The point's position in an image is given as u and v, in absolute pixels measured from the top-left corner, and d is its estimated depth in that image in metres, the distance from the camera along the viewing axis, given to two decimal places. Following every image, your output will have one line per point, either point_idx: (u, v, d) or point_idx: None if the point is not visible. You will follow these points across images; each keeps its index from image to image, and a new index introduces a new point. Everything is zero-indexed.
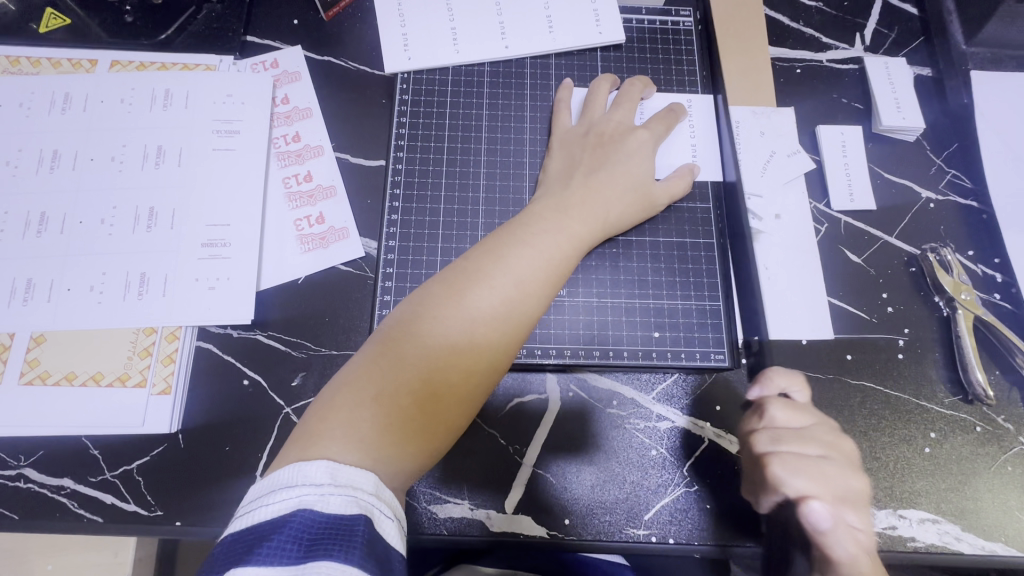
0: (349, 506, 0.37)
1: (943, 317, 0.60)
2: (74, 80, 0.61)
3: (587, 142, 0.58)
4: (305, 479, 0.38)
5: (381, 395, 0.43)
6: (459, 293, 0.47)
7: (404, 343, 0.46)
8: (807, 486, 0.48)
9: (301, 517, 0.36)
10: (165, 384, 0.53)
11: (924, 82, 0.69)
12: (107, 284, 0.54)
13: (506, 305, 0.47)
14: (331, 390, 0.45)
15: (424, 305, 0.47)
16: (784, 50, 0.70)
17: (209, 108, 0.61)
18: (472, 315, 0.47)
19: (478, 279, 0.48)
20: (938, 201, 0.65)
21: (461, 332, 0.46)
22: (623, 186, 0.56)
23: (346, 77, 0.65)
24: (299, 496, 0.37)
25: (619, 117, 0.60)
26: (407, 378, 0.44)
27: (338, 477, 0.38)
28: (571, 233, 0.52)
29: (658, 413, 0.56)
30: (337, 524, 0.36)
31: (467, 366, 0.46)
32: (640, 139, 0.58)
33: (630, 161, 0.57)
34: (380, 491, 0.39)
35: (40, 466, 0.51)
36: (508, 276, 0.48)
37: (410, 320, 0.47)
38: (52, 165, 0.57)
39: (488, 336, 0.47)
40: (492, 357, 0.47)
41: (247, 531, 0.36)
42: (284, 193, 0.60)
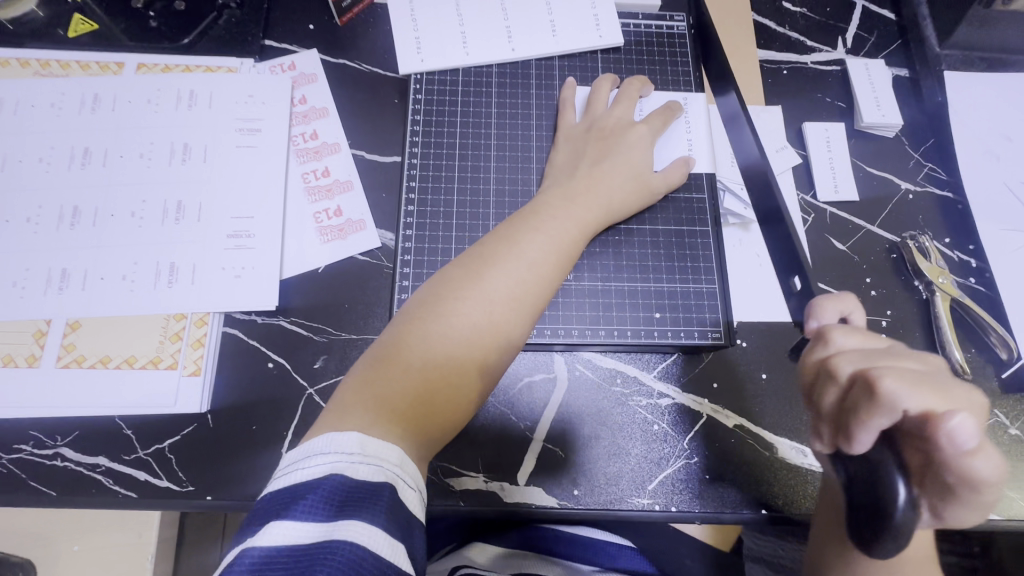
0: (376, 474, 0.40)
1: (923, 299, 0.65)
2: (102, 82, 0.64)
3: (590, 137, 0.63)
4: (337, 446, 0.40)
5: (409, 369, 0.47)
6: (478, 275, 0.51)
7: (427, 322, 0.49)
8: (922, 400, 0.37)
9: (333, 480, 0.39)
10: (195, 367, 0.55)
11: (901, 83, 0.74)
12: (138, 273, 0.57)
13: (522, 287, 0.52)
14: (359, 367, 0.48)
15: (445, 287, 0.51)
16: (772, 53, 0.75)
17: (232, 107, 0.64)
18: (491, 296, 0.50)
19: (495, 263, 0.52)
20: (916, 192, 0.69)
21: (482, 311, 0.50)
22: (624, 177, 0.60)
23: (361, 78, 0.68)
24: (330, 462, 0.40)
25: (620, 113, 0.64)
26: (432, 353, 0.48)
27: (367, 447, 0.41)
28: (578, 221, 0.57)
29: (660, 390, 0.59)
30: (366, 489, 0.39)
31: (488, 342, 0.50)
32: (640, 133, 0.63)
33: (631, 153, 0.61)
34: (404, 463, 0.42)
35: (76, 445, 0.54)
36: (522, 260, 0.52)
37: (433, 300, 0.50)
38: (83, 162, 0.60)
39: (505, 314, 0.51)
40: (509, 334, 0.51)
41: (282, 493, 0.39)
42: (304, 187, 0.63)
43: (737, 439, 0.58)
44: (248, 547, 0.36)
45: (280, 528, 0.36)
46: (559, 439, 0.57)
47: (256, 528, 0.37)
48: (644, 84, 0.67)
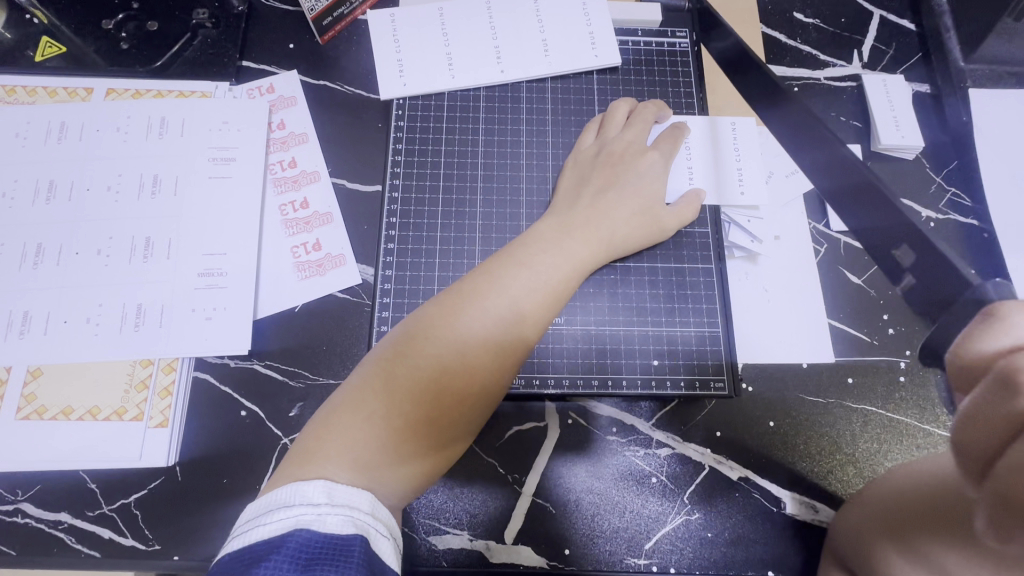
0: (346, 526, 0.36)
1: None
2: (70, 109, 0.61)
3: (599, 163, 0.58)
4: (302, 499, 0.37)
5: (376, 415, 0.43)
6: (457, 313, 0.47)
7: (398, 364, 0.45)
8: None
9: (299, 535, 0.35)
10: (162, 418, 0.52)
11: (922, 99, 0.69)
12: (103, 316, 0.54)
13: (503, 327, 0.47)
14: (325, 411, 0.44)
15: (422, 324, 0.47)
16: (781, 69, 0.70)
17: (205, 135, 0.61)
18: (467, 338, 0.46)
19: (476, 299, 0.48)
20: (937, 220, 0.65)
21: (457, 352, 0.46)
22: (633, 208, 0.56)
23: (342, 102, 0.64)
24: (295, 516, 0.36)
25: (634, 137, 0.60)
26: (401, 398, 0.43)
27: (335, 497, 0.37)
28: (572, 256, 0.52)
29: (658, 440, 0.55)
30: (334, 545, 0.35)
31: (464, 389, 0.45)
32: (652, 160, 0.59)
33: (642, 182, 0.57)
34: (376, 510, 0.38)
35: (37, 500, 0.51)
36: (505, 298, 0.48)
37: (407, 340, 0.46)
38: (48, 196, 0.57)
39: (482, 356, 0.46)
40: (487, 379, 0.46)
41: (241, 553, 0.35)
42: (280, 220, 0.60)
43: (742, 494, 0.54)
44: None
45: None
46: (549, 493, 0.54)
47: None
48: (665, 111, 0.63)
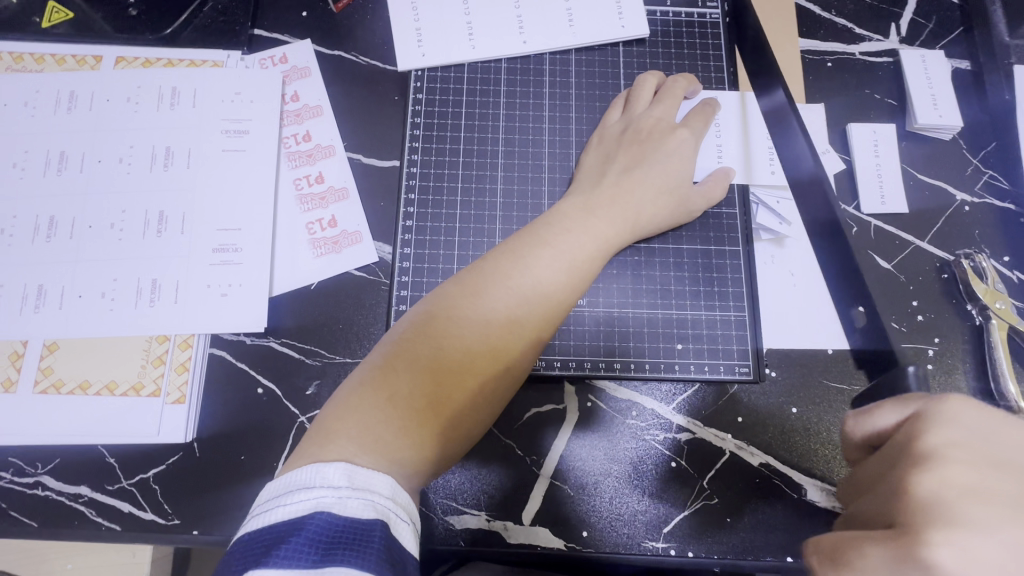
0: (367, 510, 0.35)
1: (975, 325, 0.58)
2: (79, 78, 0.59)
3: (625, 140, 0.56)
4: (322, 480, 0.36)
5: (398, 395, 0.42)
6: (479, 293, 0.46)
7: (420, 345, 0.44)
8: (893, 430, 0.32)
9: (318, 519, 0.34)
10: (179, 394, 0.52)
11: (962, 77, 0.66)
12: (118, 291, 0.53)
13: (525, 309, 0.46)
14: (345, 391, 0.43)
15: (442, 304, 0.46)
16: (815, 42, 0.67)
17: (218, 107, 0.59)
18: (489, 318, 0.45)
19: (498, 279, 0.47)
20: (973, 203, 0.62)
21: (479, 333, 0.45)
22: (657, 187, 0.54)
23: (357, 73, 0.62)
24: (316, 498, 0.35)
25: (660, 114, 0.57)
26: (424, 378, 0.43)
27: (356, 479, 0.37)
28: (597, 236, 0.51)
29: (678, 425, 0.55)
30: (354, 529, 0.34)
31: (486, 370, 0.44)
32: (681, 138, 0.56)
33: (669, 161, 0.55)
34: (396, 494, 0.38)
35: (57, 473, 0.51)
36: (528, 278, 0.47)
37: (428, 321, 0.45)
38: (59, 167, 0.56)
39: (504, 338, 0.45)
40: (508, 361, 0.45)
41: (262, 534, 0.35)
42: (295, 195, 0.58)
43: (763, 479, 0.53)
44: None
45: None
46: (568, 476, 0.53)
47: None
48: (694, 86, 0.60)
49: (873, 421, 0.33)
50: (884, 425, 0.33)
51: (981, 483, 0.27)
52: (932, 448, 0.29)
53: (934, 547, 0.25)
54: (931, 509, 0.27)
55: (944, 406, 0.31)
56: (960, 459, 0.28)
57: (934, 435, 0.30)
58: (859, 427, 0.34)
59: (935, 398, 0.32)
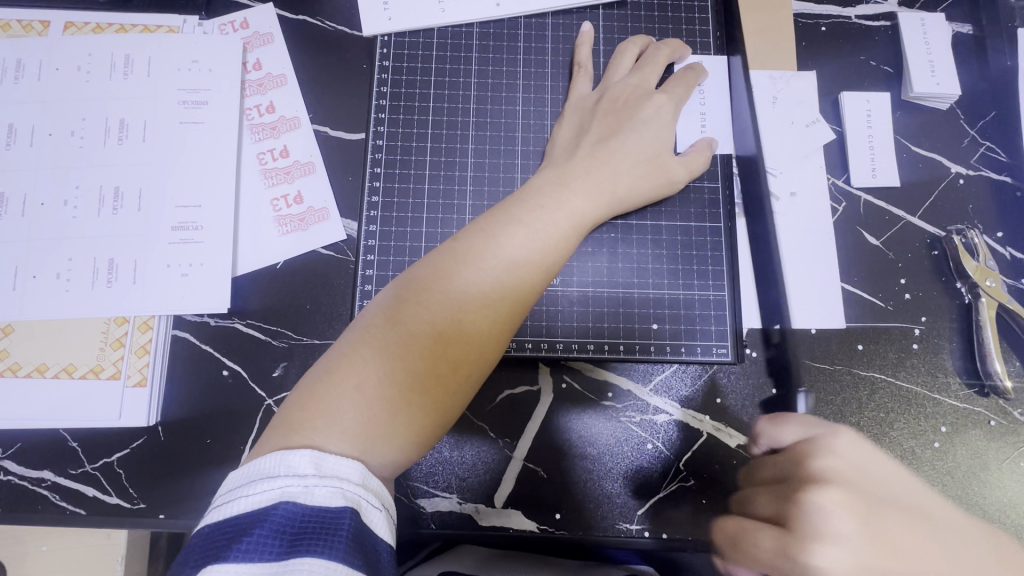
0: (335, 499, 0.34)
1: (965, 304, 0.57)
2: (26, 45, 0.56)
3: (601, 110, 0.54)
4: (287, 469, 0.35)
5: (365, 384, 0.40)
6: (449, 274, 0.44)
7: (387, 330, 0.42)
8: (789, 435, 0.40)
9: (283, 510, 0.33)
10: (140, 376, 0.51)
11: (963, 41, 0.62)
12: (75, 271, 0.51)
13: (496, 290, 0.44)
14: (309, 379, 0.41)
15: (411, 288, 0.44)
16: (810, 5, 0.63)
17: (175, 76, 0.56)
18: (461, 301, 0.43)
19: (469, 260, 0.44)
20: (968, 176, 0.60)
21: (449, 318, 0.43)
22: (636, 158, 0.52)
23: (323, 39, 0.59)
24: (281, 487, 0.34)
25: (636, 81, 0.55)
26: (392, 368, 0.41)
27: (323, 467, 0.35)
28: (573, 214, 0.48)
29: (654, 406, 0.53)
30: (321, 519, 0.33)
31: (459, 355, 0.42)
32: (656, 105, 0.54)
33: (645, 130, 0.53)
34: (367, 481, 0.36)
35: (20, 458, 0.50)
36: (501, 258, 0.45)
37: (394, 306, 0.43)
38: (8, 141, 0.53)
39: (476, 322, 0.43)
40: (482, 344, 0.43)
41: (226, 523, 0.34)
42: (259, 170, 0.56)
43: (739, 461, 0.52)
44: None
45: (222, 572, 0.31)
46: (539, 458, 0.52)
47: (195, 568, 0.32)
48: (681, 49, 0.57)
49: (777, 432, 0.40)
50: (780, 439, 0.40)
51: (856, 505, 0.34)
52: (821, 469, 0.36)
53: (818, 554, 0.33)
54: (811, 524, 0.34)
55: (836, 436, 0.38)
56: (847, 482, 0.35)
57: (823, 457, 0.36)
58: (766, 434, 0.41)
59: (831, 429, 0.38)
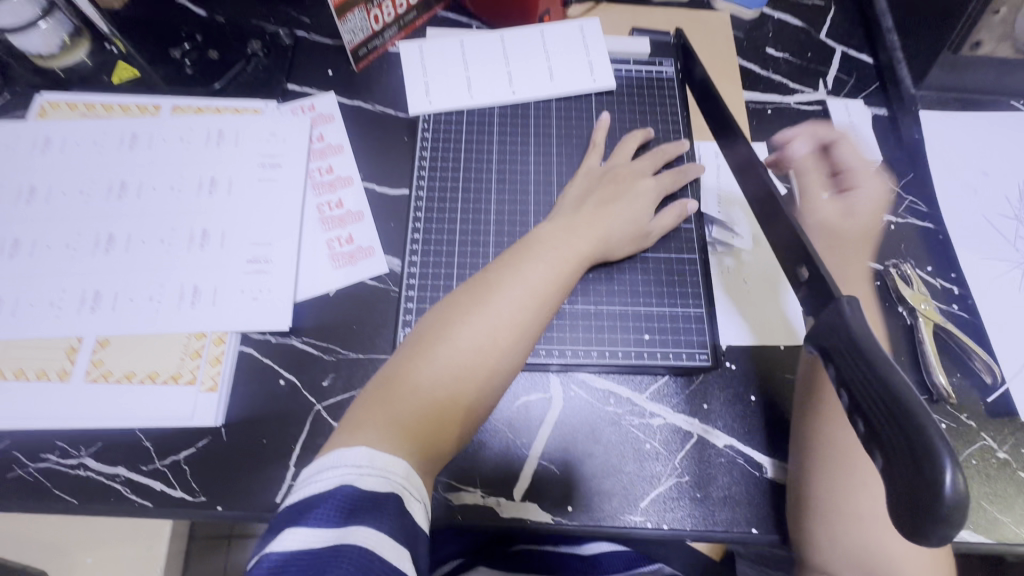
0: (384, 486, 0.43)
1: (907, 324, 0.67)
2: (140, 122, 0.71)
3: (605, 179, 0.68)
4: (346, 460, 0.43)
5: (412, 395, 0.49)
6: (481, 305, 0.54)
7: (429, 351, 0.52)
8: (841, 154, 0.69)
9: (342, 490, 0.41)
10: (212, 383, 0.59)
11: (881, 121, 0.79)
12: (164, 294, 0.62)
13: (515, 312, 0.54)
14: (368, 390, 0.50)
15: (445, 313, 0.54)
16: (757, 94, 0.80)
17: (257, 145, 0.70)
18: (490, 328, 0.53)
19: (495, 294, 0.55)
20: (898, 223, 0.72)
21: (480, 335, 0.52)
22: (624, 217, 0.64)
23: (374, 118, 0.75)
24: (342, 474, 0.42)
25: (631, 166, 0.69)
26: (435, 376, 0.50)
27: (375, 460, 0.44)
28: (572, 253, 0.60)
29: (650, 410, 0.62)
30: (373, 499, 0.41)
31: (486, 373, 0.52)
32: (646, 185, 0.67)
33: (635, 202, 0.66)
34: (409, 477, 0.44)
35: (99, 455, 0.57)
36: (520, 292, 0.55)
37: (436, 327, 0.53)
38: (120, 194, 0.66)
39: (501, 344, 0.53)
40: (505, 364, 0.53)
41: (297, 503, 0.41)
42: (319, 218, 0.68)
43: (727, 459, 0.60)
44: (268, 550, 0.38)
45: (297, 533, 0.38)
46: (552, 455, 0.60)
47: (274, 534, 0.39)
48: (642, 134, 0.72)
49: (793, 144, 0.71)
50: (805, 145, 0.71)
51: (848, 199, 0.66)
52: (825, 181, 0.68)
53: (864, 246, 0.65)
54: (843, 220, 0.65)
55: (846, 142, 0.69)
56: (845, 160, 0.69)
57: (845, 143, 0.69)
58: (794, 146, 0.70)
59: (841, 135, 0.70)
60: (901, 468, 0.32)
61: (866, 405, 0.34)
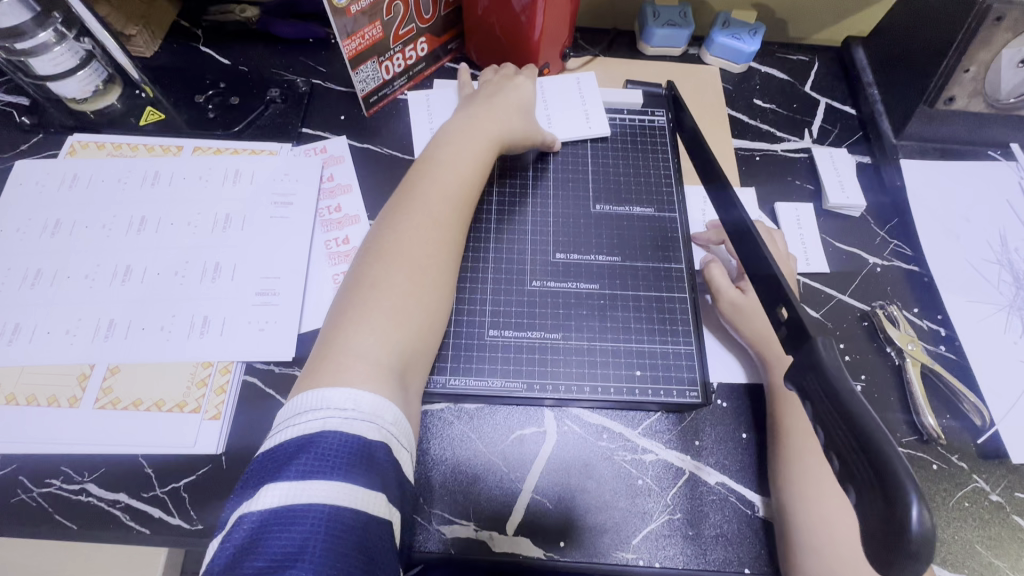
0: (369, 432, 0.45)
1: (896, 365, 0.68)
2: (164, 162, 0.75)
3: (482, 94, 0.77)
4: (329, 404, 0.45)
5: (373, 325, 0.53)
6: (397, 227, 0.60)
7: (369, 279, 0.56)
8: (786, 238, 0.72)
9: (329, 437, 0.43)
10: (216, 411, 0.61)
11: (864, 168, 0.83)
12: (175, 324, 0.65)
13: (430, 234, 0.60)
14: (321, 342, 0.53)
15: (370, 256, 0.58)
16: (745, 142, 0.84)
17: (271, 184, 0.75)
18: (411, 242, 0.59)
19: (406, 211, 0.61)
20: (884, 266, 0.75)
21: (409, 261, 0.57)
22: (516, 113, 0.75)
23: (382, 161, 0.79)
24: (325, 419, 0.44)
25: (501, 78, 0.80)
26: (381, 297, 0.54)
27: (359, 404, 0.46)
28: (489, 128, 0.71)
29: (642, 446, 0.63)
30: (357, 450, 0.43)
31: (431, 257, 0.59)
32: (519, 85, 0.79)
33: (516, 96, 0.77)
34: (395, 423, 0.47)
35: (101, 481, 0.58)
36: (431, 191, 0.63)
37: (368, 261, 0.58)
38: (139, 228, 0.70)
39: (432, 237, 0.60)
40: (444, 224, 0.61)
41: (283, 447, 0.44)
42: (326, 253, 0.71)
43: (719, 496, 0.60)
44: (247, 509, 0.40)
45: (280, 486, 0.40)
46: (544, 489, 0.60)
47: (259, 484, 0.42)
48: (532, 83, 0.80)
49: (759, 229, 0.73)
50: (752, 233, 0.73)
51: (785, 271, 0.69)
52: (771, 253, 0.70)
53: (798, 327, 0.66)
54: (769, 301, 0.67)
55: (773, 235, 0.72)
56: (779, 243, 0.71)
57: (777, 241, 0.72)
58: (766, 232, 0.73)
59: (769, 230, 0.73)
60: (872, 508, 0.33)
61: (840, 443, 0.36)
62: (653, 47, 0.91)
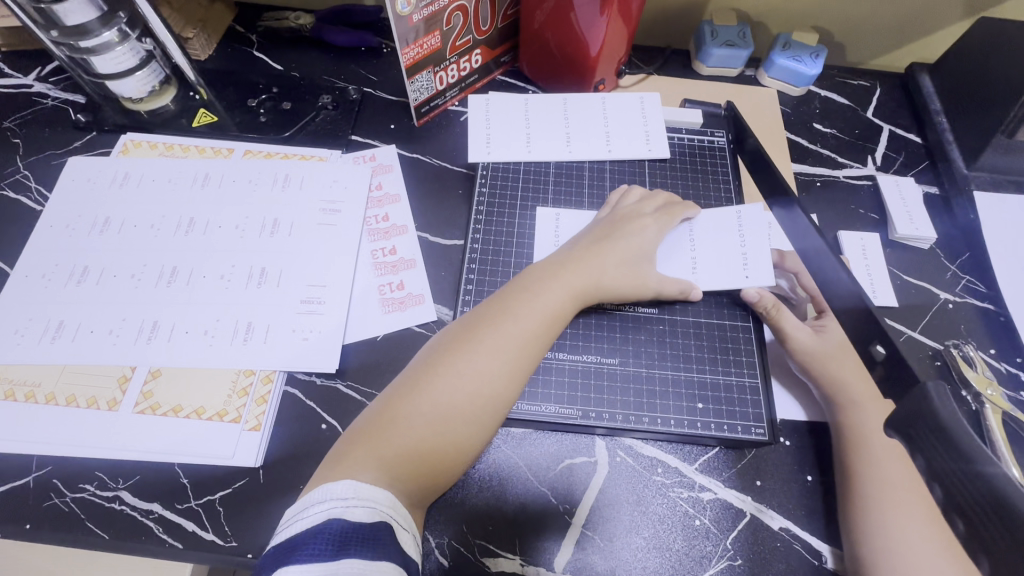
0: (371, 516, 0.43)
1: (972, 410, 0.61)
2: (214, 164, 0.75)
3: (612, 222, 0.67)
4: (331, 493, 0.43)
5: (399, 434, 0.48)
6: (469, 346, 0.53)
7: (420, 382, 0.51)
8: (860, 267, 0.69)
9: (332, 523, 0.41)
10: (256, 422, 0.59)
11: (932, 199, 0.79)
12: (218, 330, 0.63)
13: (514, 351, 0.53)
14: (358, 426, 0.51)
15: (436, 348, 0.54)
16: (806, 167, 0.81)
17: (320, 190, 0.73)
18: (474, 360, 0.52)
19: (486, 326, 0.54)
20: (956, 302, 0.71)
21: (461, 374, 0.51)
22: (621, 263, 0.63)
23: (432, 171, 0.78)
24: (328, 509, 0.42)
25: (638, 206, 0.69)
26: (417, 406, 0.50)
27: (359, 492, 0.44)
28: (583, 277, 0.60)
29: (700, 483, 0.59)
30: (362, 530, 0.41)
31: (479, 386, 0.52)
32: (644, 223, 0.67)
33: (636, 239, 0.65)
34: (394, 505, 0.45)
35: (134, 489, 0.56)
36: (508, 332, 0.54)
37: (431, 359, 0.53)
38: (187, 229, 0.69)
39: (489, 378, 0.52)
40: (501, 378, 0.52)
41: (286, 541, 0.41)
42: (373, 263, 0.70)
43: (784, 543, 0.56)
44: None
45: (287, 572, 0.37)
46: (595, 525, 0.57)
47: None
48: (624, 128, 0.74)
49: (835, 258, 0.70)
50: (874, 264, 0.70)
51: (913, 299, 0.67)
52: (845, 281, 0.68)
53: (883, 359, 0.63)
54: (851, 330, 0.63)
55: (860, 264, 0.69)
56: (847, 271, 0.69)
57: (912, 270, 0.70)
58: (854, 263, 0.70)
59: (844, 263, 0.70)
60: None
61: (966, 504, 0.32)
62: (709, 67, 0.89)
